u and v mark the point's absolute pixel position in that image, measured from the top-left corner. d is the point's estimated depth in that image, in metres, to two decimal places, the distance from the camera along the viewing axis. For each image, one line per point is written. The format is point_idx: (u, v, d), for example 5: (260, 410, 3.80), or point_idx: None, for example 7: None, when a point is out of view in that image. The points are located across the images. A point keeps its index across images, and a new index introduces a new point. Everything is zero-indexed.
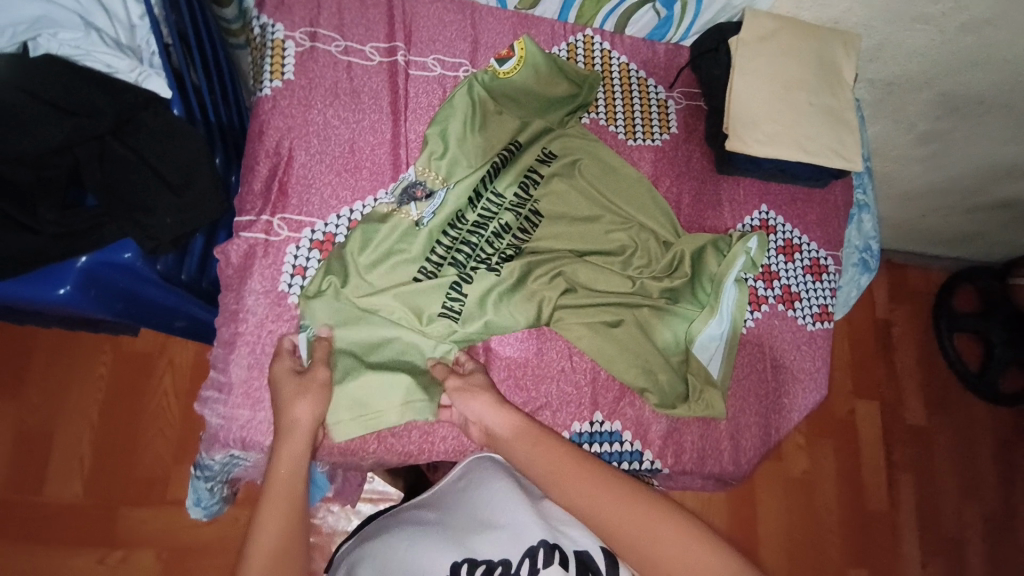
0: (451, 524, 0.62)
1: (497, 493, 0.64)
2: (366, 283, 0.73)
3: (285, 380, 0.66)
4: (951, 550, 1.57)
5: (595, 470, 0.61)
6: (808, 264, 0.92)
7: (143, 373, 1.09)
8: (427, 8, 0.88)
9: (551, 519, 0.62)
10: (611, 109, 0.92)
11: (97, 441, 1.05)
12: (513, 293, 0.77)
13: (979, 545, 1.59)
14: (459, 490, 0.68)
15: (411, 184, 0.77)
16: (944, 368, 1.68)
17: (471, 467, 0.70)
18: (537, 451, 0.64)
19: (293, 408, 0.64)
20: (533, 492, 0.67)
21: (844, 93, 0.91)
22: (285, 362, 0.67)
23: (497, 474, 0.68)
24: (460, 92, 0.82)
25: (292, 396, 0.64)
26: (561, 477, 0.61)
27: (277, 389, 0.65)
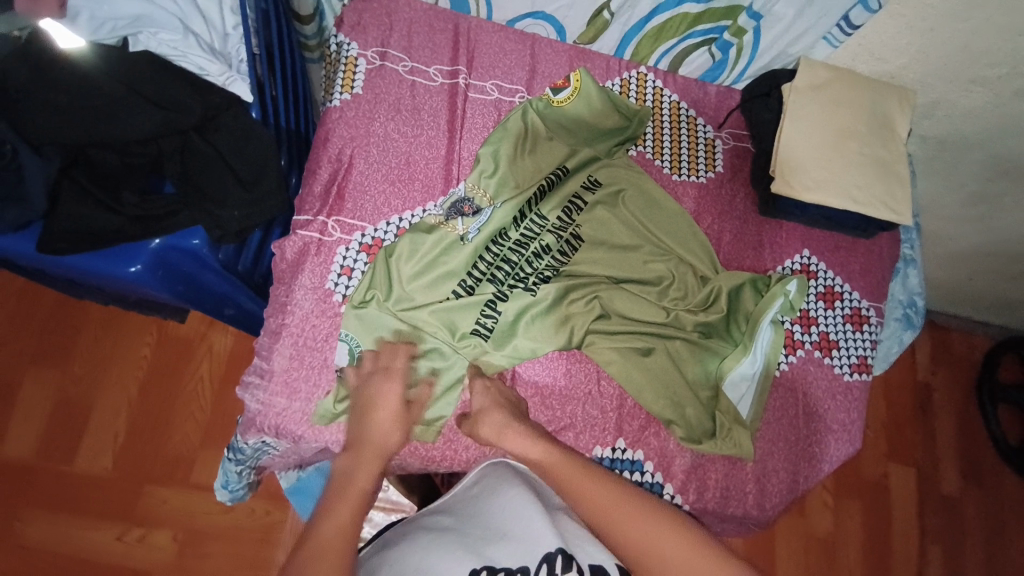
0: (466, 529, 0.62)
1: (512, 501, 0.64)
2: (406, 295, 0.75)
3: (390, 404, 0.67)
4: None
5: (605, 484, 0.61)
6: (848, 313, 0.90)
7: (183, 358, 1.14)
8: (490, 37, 0.94)
9: (565, 531, 0.60)
10: (658, 143, 0.95)
11: (131, 418, 1.10)
12: (547, 313, 0.79)
13: None
14: (474, 499, 0.67)
15: (460, 200, 0.81)
16: (984, 440, 1.60)
17: (486, 474, 0.71)
18: (553, 465, 0.64)
19: (381, 423, 0.65)
20: (549, 500, 0.66)
21: (896, 146, 0.91)
22: (396, 389, 0.68)
23: (513, 483, 0.67)
24: (513, 120, 0.87)
25: (391, 424, 0.66)
26: (573, 486, 0.62)
27: (375, 407, 0.66)
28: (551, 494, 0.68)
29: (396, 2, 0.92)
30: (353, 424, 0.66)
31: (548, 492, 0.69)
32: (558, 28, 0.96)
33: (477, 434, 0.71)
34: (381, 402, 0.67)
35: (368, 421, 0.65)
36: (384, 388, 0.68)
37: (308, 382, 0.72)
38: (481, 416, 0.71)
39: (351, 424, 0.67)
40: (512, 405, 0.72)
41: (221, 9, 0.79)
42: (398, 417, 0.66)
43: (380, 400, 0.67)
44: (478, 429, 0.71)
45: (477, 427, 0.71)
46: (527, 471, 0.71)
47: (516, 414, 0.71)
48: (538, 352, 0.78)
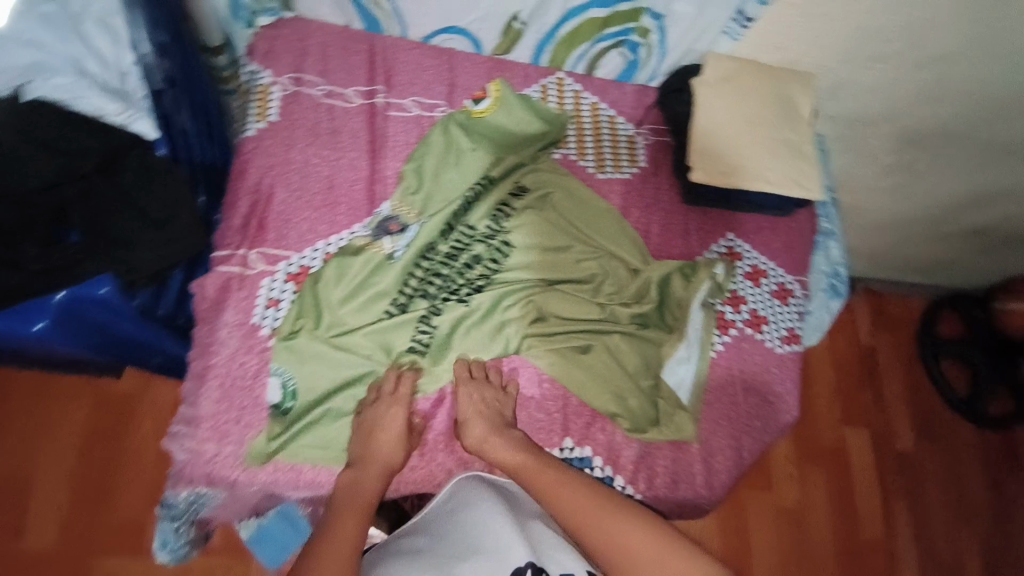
0: (440, 549, 0.62)
1: (483, 518, 0.65)
2: (338, 318, 0.76)
3: (395, 427, 0.73)
4: None
5: (582, 489, 0.67)
6: (775, 289, 0.95)
7: (124, 417, 1.09)
8: (406, 54, 0.94)
9: (538, 540, 0.64)
10: (581, 144, 0.97)
11: (74, 487, 1.05)
12: (481, 322, 0.81)
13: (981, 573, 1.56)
14: (448, 515, 0.68)
15: (385, 219, 0.82)
16: (931, 394, 1.69)
17: (458, 488, 0.71)
18: (534, 472, 0.70)
19: (383, 444, 0.72)
20: (521, 511, 0.69)
21: (802, 127, 0.96)
22: (401, 413, 0.73)
23: (485, 498, 0.68)
24: (436, 135, 0.89)
25: (396, 444, 0.73)
26: (552, 492, 0.68)
27: (382, 430, 0.72)
28: (528, 501, 0.72)
29: (307, 27, 0.92)
30: (360, 442, 0.72)
31: (524, 497, 0.73)
32: (474, 41, 0.97)
33: (466, 441, 0.75)
34: (388, 425, 0.72)
35: (374, 441, 0.72)
36: (390, 411, 0.73)
37: (239, 424, 0.72)
38: (469, 425, 0.75)
39: (355, 442, 0.73)
40: (498, 412, 0.76)
41: (116, 46, 0.77)
42: (401, 438, 0.73)
43: (386, 422, 0.72)
44: (467, 436, 0.75)
45: (468, 434, 0.75)
46: (498, 481, 0.73)
47: (501, 423, 0.75)
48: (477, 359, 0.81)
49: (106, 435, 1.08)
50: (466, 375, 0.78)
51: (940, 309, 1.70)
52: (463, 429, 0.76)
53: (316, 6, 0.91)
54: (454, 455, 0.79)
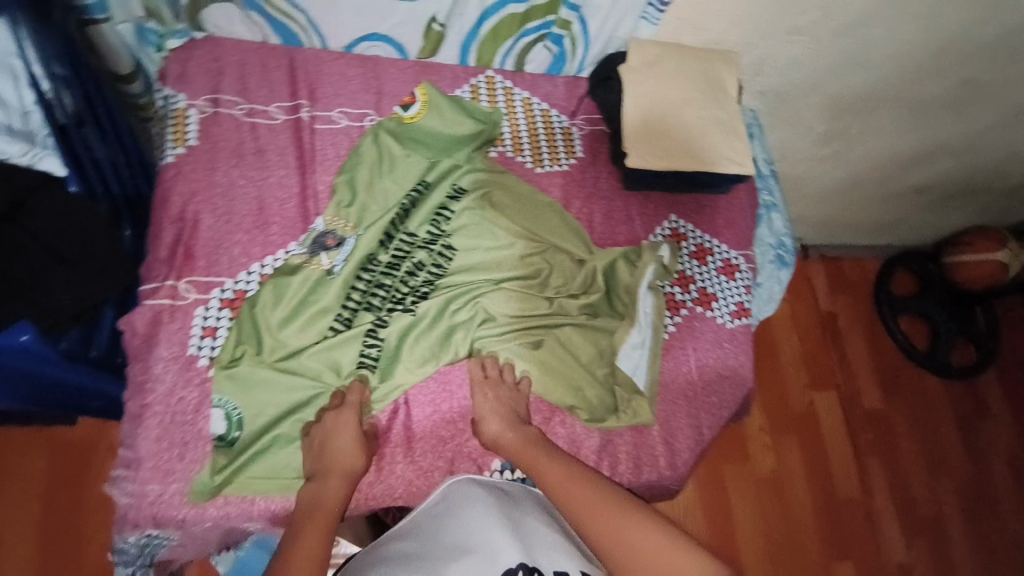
0: (430, 551, 0.61)
1: (475, 519, 0.64)
2: (279, 340, 0.74)
3: (349, 435, 0.71)
4: (931, 529, 1.58)
5: (587, 483, 0.67)
6: (721, 266, 0.97)
7: (82, 465, 1.04)
8: (329, 65, 0.92)
9: (532, 540, 0.64)
10: (517, 140, 0.97)
11: (36, 546, 0.99)
12: (431, 329, 0.80)
13: (958, 518, 1.61)
14: (437, 517, 0.67)
15: (321, 235, 0.81)
16: (895, 353, 1.74)
17: (451, 491, 0.71)
18: (543, 466, 0.71)
19: (338, 451, 0.69)
20: (513, 511, 0.68)
21: (729, 105, 0.98)
22: (353, 419, 0.72)
23: (477, 500, 0.68)
24: (367, 144, 0.88)
25: (354, 452, 0.71)
26: (560, 487, 0.68)
27: (336, 439, 0.70)
28: (526, 498, 0.73)
29: (221, 46, 0.90)
30: (314, 457, 0.70)
31: (522, 495, 0.73)
32: (398, 47, 0.96)
33: (484, 436, 0.76)
34: (340, 433, 0.70)
35: (330, 451, 0.70)
36: (341, 420, 0.71)
37: (183, 461, 0.69)
38: (485, 422, 0.76)
39: (309, 458, 0.70)
40: (514, 409, 0.77)
41: (16, 86, 0.72)
42: (357, 444, 0.71)
43: (338, 430, 0.71)
44: (485, 432, 0.76)
45: (484, 430, 0.76)
46: (490, 483, 0.73)
47: (518, 421, 0.77)
48: (432, 366, 0.79)
49: (64, 487, 1.02)
50: (479, 373, 0.79)
51: (894, 267, 1.78)
52: (479, 424, 0.77)
53: (228, 22, 0.89)
54: (413, 467, 0.77)
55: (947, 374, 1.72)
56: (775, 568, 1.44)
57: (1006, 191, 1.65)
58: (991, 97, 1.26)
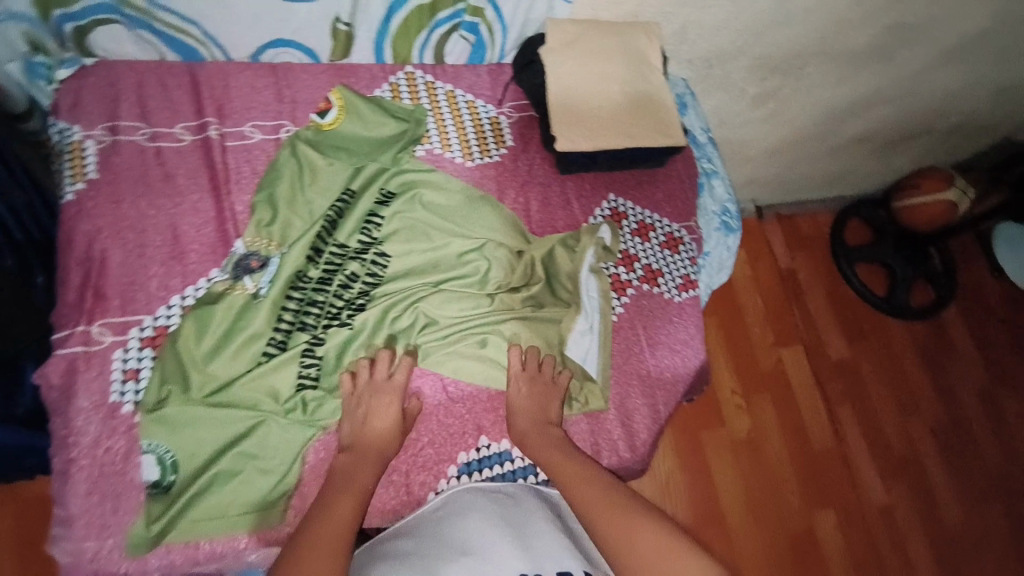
0: (429, 551, 0.62)
1: (474, 528, 0.66)
2: (207, 374, 0.72)
3: (387, 417, 0.73)
4: (907, 467, 1.62)
5: (599, 483, 0.68)
6: (664, 240, 0.96)
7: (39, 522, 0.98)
8: (236, 77, 0.88)
9: (534, 544, 0.65)
10: (444, 136, 0.94)
11: None
12: (371, 339, 0.78)
13: (931, 455, 1.64)
14: (436, 520, 0.68)
15: (242, 257, 0.77)
16: (854, 300, 1.78)
17: (452, 498, 0.72)
18: (561, 464, 0.72)
19: (374, 430, 0.72)
20: (515, 516, 0.69)
21: (655, 77, 0.96)
22: (394, 402, 0.74)
23: (476, 508, 0.69)
24: (284, 157, 0.84)
25: (390, 433, 0.73)
26: (574, 485, 0.69)
27: (376, 417, 0.73)
28: (529, 499, 0.73)
29: (115, 69, 0.85)
30: (352, 430, 0.72)
31: (524, 496, 0.73)
32: (307, 52, 0.92)
33: (513, 427, 0.77)
34: (381, 410, 0.73)
35: (368, 430, 0.72)
36: (381, 399, 0.73)
37: (116, 513, 0.67)
38: (518, 412, 0.77)
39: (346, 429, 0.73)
40: (547, 404, 0.78)
41: None
42: (394, 426, 0.73)
43: (378, 408, 0.73)
44: (516, 419, 0.77)
45: (516, 421, 0.76)
46: (496, 487, 0.75)
47: (544, 422, 0.77)
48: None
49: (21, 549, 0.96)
50: (519, 363, 0.79)
51: (845, 218, 1.81)
52: (511, 413, 0.77)
53: (117, 45, 0.85)
54: None
55: (908, 316, 1.76)
56: (758, 523, 1.46)
57: (949, 130, 1.64)
58: (916, 41, 1.26)
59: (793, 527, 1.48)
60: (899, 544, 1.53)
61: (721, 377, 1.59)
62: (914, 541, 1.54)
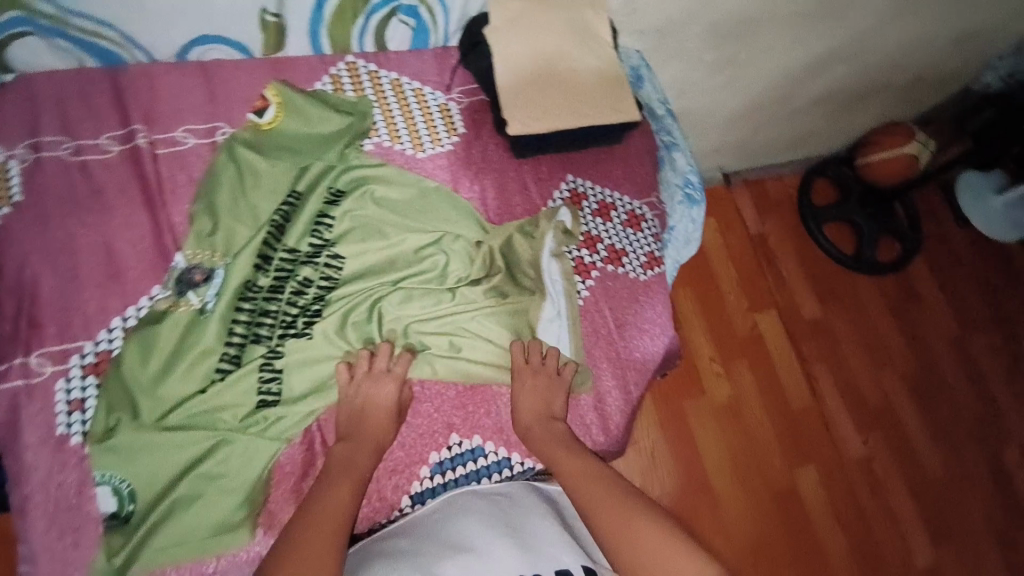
0: (427, 550, 0.62)
1: (473, 528, 0.66)
2: (156, 398, 0.69)
3: (383, 408, 0.73)
4: (885, 420, 1.64)
5: (601, 480, 0.70)
6: (625, 219, 0.94)
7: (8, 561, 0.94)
8: (163, 80, 0.83)
9: (535, 542, 0.66)
10: (392, 127, 0.90)
11: None
12: (332, 345, 0.76)
13: (907, 406, 1.67)
14: (432, 520, 0.68)
15: (184, 272, 0.74)
16: (825, 260, 1.80)
17: (451, 499, 0.72)
18: (563, 458, 0.73)
19: (370, 420, 0.72)
20: (513, 515, 0.70)
21: (606, 51, 0.93)
22: (391, 393, 0.74)
23: (475, 508, 0.70)
24: (222, 163, 0.80)
25: (387, 423, 0.73)
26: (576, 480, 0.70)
27: (373, 407, 0.73)
28: (528, 496, 0.74)
29: (33, 82, 0.80)
30: (349, 418, 0.72)
31: (523, 493, 0.74)
32: (237, 46, 0.86)
33: (518, 420, 0.77)
34: (378, 399, 0.73)
35: (365, 418, 0.72)
36: (378, 389, 0.73)
37: (77, 547, 0.65)
38: (522, 409, 0.77)
39: (344, 417, 0.73)
40: (552, 399, 0.78)
41: None
42: (390, 417, 0.73)
43: (375, 398, 0.73)
44: (523, 414, 0.76)
45: (522, 415, 0.77)
46: (496, 488, 0.75)
47: (548, 417, 0.77)
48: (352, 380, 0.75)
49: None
50: (523, 357, 0.79)
51: (812, 178, 1.82)
52: (518, 408, 0.77)
53: (34, 58, 0.80)
54: None
55: (878, 272, 1.78)
56: (742, 486, 1.48)
57: (907, 85, 1.63)
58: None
59: (776, 486, 1.50)
60: (880, 494, 1.56)
61: (699, 346, 1.60)
62: (895, 491, 1.57)
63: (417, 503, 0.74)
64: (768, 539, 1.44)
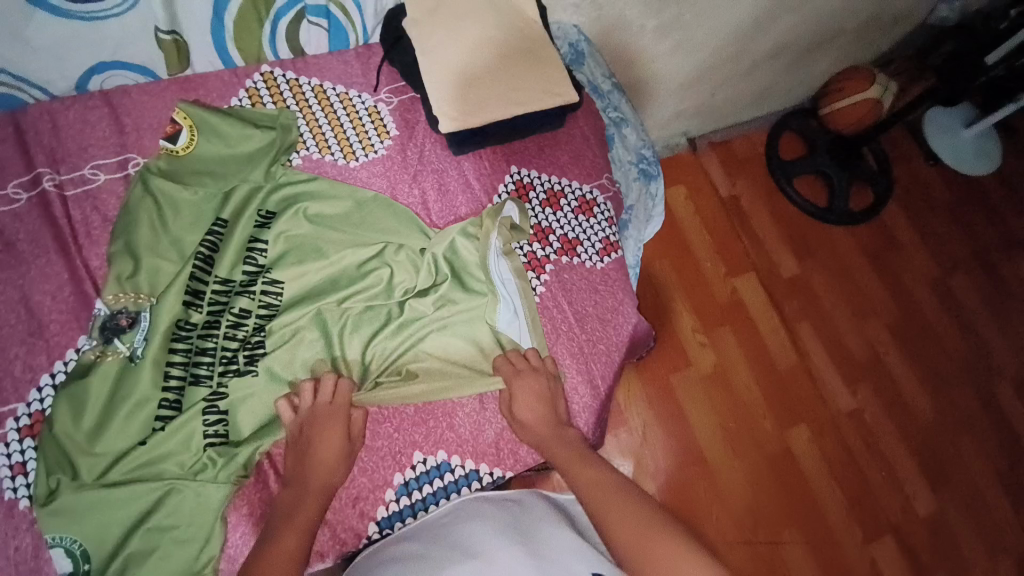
0: (436, 553, 0.61)
1: (483, 533, 0.65)
2: (92, 456, 0.64)
3: (331, 443, 0.67)
4: (873, 371, 1.64)
5: (619, 491, 0.66)
6: (576, 206, 0.90)
7: None
8: (65, 115, 0.77)
9: (547, 550, 0.63)
10: (320, 137, 0.85)
11: None
12: (279, 378, 0.71)
13: (893, 354, 1.66)
14: (441, 525, 0.67)
15: (108, 318, 0.69)
16: (798, 216, 1.77)
17: (461, 505, 0.70)
18: (578, 468, 0.70)
19: (317, 457, 0.66)
20: (525, 523, 0.68)
21: (535, 30, 0.88)
22: (338, 425, 0.68)
23: (485, 512, 0.68)
24: (136, 198, 0.74)
25: (334, 463, 0.67)
26: (592, 492, 0.67)
27: (315, 446, 0.67)
28: (538, 504, 0.74)
29: None
30: (295, 460, 0.66)
31: (534, 502, 0.74)
32: (142, 70, 0.81)
33: (527, 430, 0.74)
34: (325, 433, 0.67)
35: (311, 456, 0.66)
36: (324, 423, 0.68)
37: None
38: (529, 421, 0.74)
39: (291, 460, 0.67)
40: (555, 404, 0.76)
41: None
42: (340, 456, 0.67)
43: (322, 432, 0.67)
44: (538, 428, 0.74)
45: (530, 430, 0.74)
46: (506, 496, 0.74)
47: (556, 422, 0.75)
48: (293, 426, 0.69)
49: None
50: (510, 369, 0.76)
51: (779, 134, 1.78)
52: (523, 424, 0.74)
53: None
54: None
55: (853, 222, 1.76)
56: (738, 454, 1.47)
57: (861, 27, 1.59)
58: None
59: (771, 450, 1.49)
60: (873, 445, 1.56)
61: (681, 319, 1.58)
62: (888, 439, 1.57)
63: (385, 528, 0.71)
64: (768, 503, 1.44)
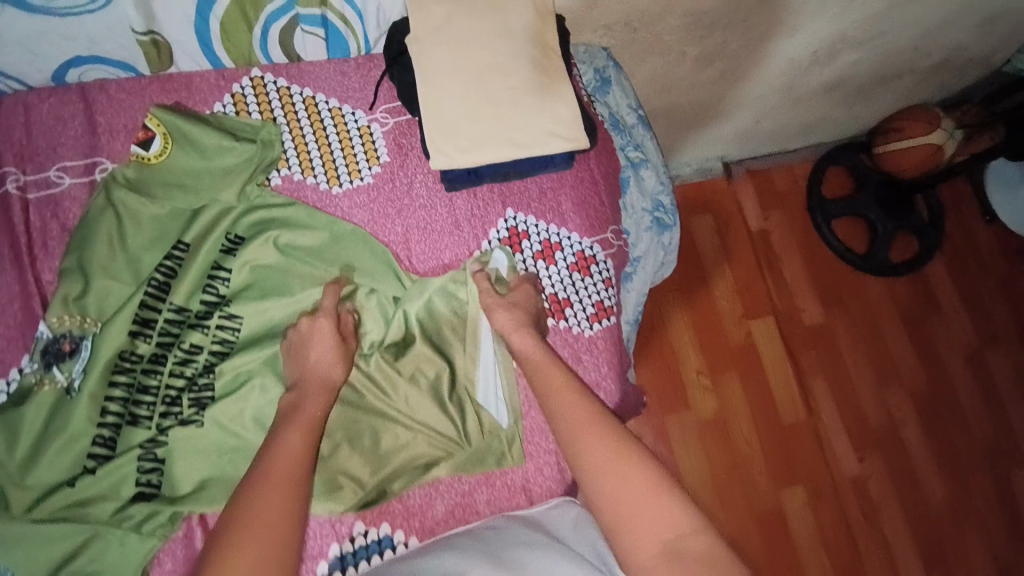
0: None
1: (450, 563, 0.59)
2: (18, 490, 0.61)
3: (325, 344, 0.67)
4: (886, 442, 1.53)
5: (584, 404, 0.62)
6: (572, 262, 0.82)
7: None
8: (38, 109, 0.73)
9: (520, 566, 0.59)
10: (304, 155, 0.78)
11: None
12: (223, 428, 0.67)
13: (912, 425, 1.55)
14: (409, 563, 0.61)
15: (50, 342, 0.65)
16: (832, 260, 1.63)
17: (429, 547, 0.64)
18: (542, 368, 0.67)
19: (313, 357, 0.66)
20: (497, 549, 0.62)
21: (553, 61, 0.79)
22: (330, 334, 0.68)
23: (453, 548, 0.62)
24: (97, 211, 0.69)
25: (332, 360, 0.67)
26: (576, 427, 0.60)
27: (314, 348, 0.67)
28: (518, 528, 0.66)
29: None
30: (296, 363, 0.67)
31: (510, 527, 0.67)
32: (120, 66, 0.75)
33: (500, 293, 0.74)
34: (320, 340, 0.67)
35: (308, 360, 0.66)
36: (316, 328, 0.68)
37: None
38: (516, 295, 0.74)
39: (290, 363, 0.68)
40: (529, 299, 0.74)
41: None
42: (337, 356, 0.67)
43: (317, 345, 0.67)
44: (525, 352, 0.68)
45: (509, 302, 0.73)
46: (476, 526, 0.67)
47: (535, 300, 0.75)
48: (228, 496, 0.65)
49: None
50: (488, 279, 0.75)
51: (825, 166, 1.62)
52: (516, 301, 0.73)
53: None
54: None
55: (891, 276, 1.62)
56: (725, 510, 1.40)
57: (933, 68, 1.42)
58: None
59: (762, 510, 1.41)
60: (873, 520, 1.46)
61: (686, 359, 1.49)
62: (889, 516, 1.47)
63: None
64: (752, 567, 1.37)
